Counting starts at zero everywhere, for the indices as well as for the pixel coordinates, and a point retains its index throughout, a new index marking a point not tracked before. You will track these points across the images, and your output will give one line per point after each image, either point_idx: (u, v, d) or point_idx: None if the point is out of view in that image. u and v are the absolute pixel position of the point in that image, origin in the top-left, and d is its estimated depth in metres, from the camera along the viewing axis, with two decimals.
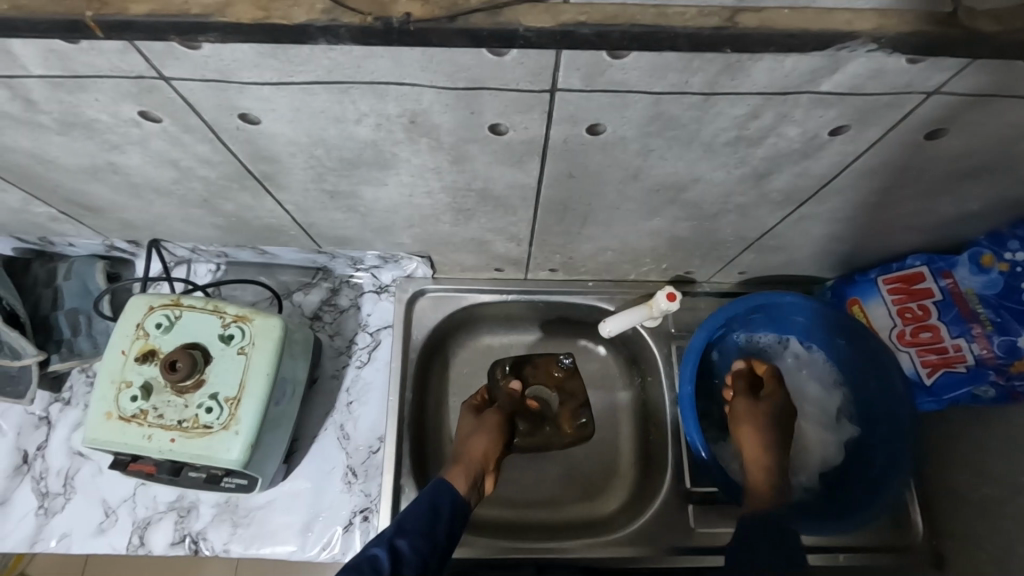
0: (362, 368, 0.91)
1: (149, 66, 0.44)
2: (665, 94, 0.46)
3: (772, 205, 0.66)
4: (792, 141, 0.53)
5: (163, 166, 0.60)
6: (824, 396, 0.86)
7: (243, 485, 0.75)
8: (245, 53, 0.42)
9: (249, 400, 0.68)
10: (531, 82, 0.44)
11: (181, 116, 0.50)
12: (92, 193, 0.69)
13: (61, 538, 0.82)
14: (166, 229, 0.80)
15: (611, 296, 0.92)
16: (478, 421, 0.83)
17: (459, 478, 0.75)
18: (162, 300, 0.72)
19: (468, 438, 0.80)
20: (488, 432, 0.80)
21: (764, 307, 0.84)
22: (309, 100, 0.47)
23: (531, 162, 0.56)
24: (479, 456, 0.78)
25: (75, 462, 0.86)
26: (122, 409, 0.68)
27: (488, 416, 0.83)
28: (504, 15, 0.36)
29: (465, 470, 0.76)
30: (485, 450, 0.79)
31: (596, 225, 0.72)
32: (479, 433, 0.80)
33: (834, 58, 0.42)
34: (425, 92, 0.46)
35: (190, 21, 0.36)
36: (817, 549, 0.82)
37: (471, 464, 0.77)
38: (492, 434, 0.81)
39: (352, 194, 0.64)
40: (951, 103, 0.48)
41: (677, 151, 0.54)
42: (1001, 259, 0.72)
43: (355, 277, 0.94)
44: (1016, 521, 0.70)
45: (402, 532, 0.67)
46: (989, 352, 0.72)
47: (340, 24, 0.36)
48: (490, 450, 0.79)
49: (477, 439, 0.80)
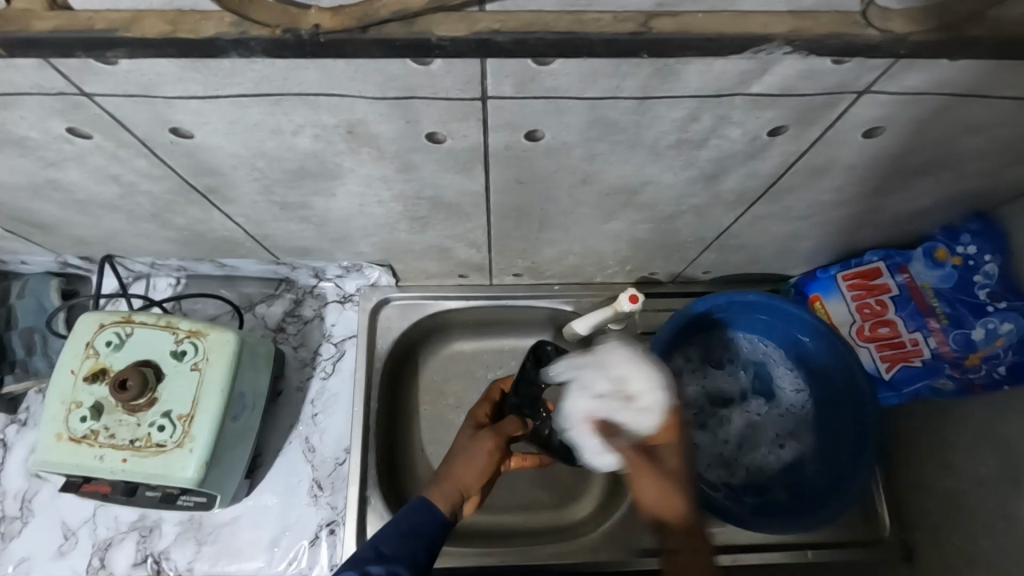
0: (327, 379, 0.90)
1: (70, 82, 0.43)
2: (600, 99, 0.46)
3: (725, 205, 0.66)
4: (734, 142, 0.53)
5: (104, 181, 0.59)
6: (751, 428, 0.86)
7: (203, 503, 0.73)
8: (166, 68, 0.41)
9: (202, 417, 0.67)
10: (463, 90, 0.44)
11: (113, 131, 0.49)
12: (37, 210, 0.67)
13: (19, 562, 0.81)
14: (118, 245, 0.78)
15: (578, 299, 0.92)
16: (473, 437, 0.75)
17: (443, 498, 0.67)
18: (113, 317, 0.70)
19: (456, 460, 0.72)
20: (484, 457, 0.72)
21: (726, 306, 0.83)
22: (242, 113, 0.46)
23: (478, 169, 0.56)
24: (463, 484, 0.70)
25: (33, 485, 0.84)
26: (72, 429, 0.67)
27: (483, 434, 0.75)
28: (418, 25, 0.35)
29: (450, 490, 0.68)
30: (470, 476, 0.71)
31: (554, 230, 0.71)
32: (472, 455, 0.72)
33: (760, 60, 0.42)
34: (358, 103, 0.45)
35: (96, 36, 0.35)
36: (787, 546, 0.82)
37: (457, 485, 0.69)
38: (483, 461, 0.72)
39: (304, 205, 0.64)
40: (885, 103, 0.48)
41: (622, 155, 0.54)
42: (953, 253, 0.73)
43: (319, 287, 0.93)
44: (977, 514, 0.71)
45: (380, 559, 0.59)
46: (946, 346, 0.73)
47: (251, 37, 0.35)
48: (479, 479, 0.71)
49: (468, 463, 0.72)
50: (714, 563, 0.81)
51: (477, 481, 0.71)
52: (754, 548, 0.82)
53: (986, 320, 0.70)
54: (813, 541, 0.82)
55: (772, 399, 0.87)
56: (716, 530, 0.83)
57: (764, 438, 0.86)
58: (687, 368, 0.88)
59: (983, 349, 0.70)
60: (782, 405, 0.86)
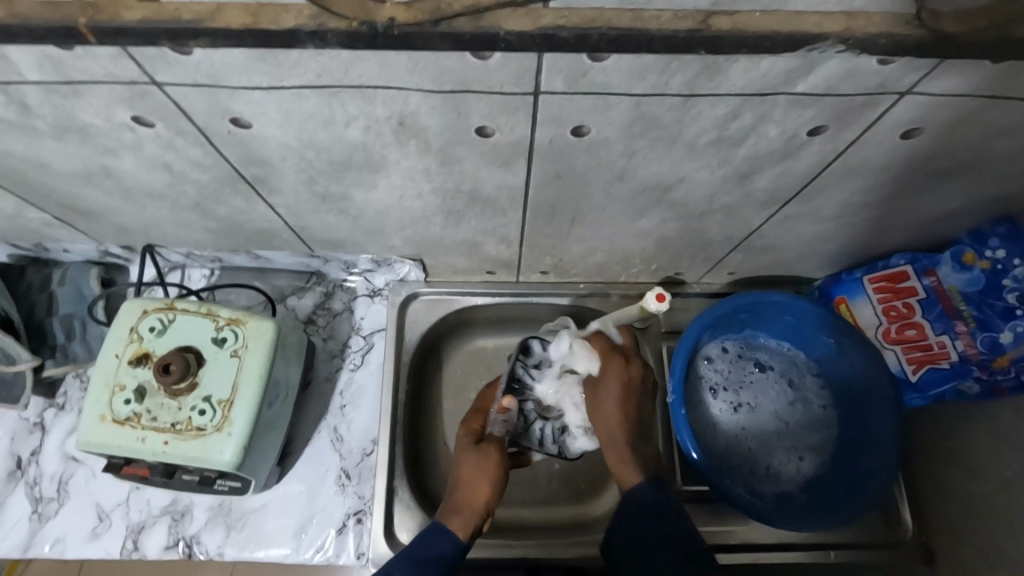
0: (356, 371, 0.92)
1: (142, 71, 0.45)
2: (647, 96, 0.47)
3: (756, 205, 0.67)
4: (772, 141, 0.54)
5: (157, 169, 0.61)
6: (774, 435, 0.85)
7: (237, 487, 0.75)
8: (236, 58, 0.43)
9: (242, 402, 0.69)
10: (516, 84, 0.46)
11: (174, 121, 0.51)
12: (87, 197, 0.69)
13: (55, 542, 0.83)
14: (159, 234, 0.80)
15: (603, 297, 0.93)
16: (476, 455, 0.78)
17: (457, 524, 0.73)
18: (156, 303, 0.72)
19: (462, 479, 0.77)
20: (491, 471, 0.77)
21: (753, 308, 0.84)
22: (300, 103, 0.48)
23: (519, 164, 0.57)
24: (480, 501, 0.75)
25: (69, 467, 0.86)
26: (116, 412, 0.69)
27: (485, 450, 0.78)
28: (486, 19, 0.37)
29: (463, 514, 0.74)
30: (481, 492, 0.75)
31: (586, 226, 0.73)
32: (480, 471, 0.77)
33: (807, 60, 0.43)
34: (412, 96, 0.47)
35: (182, 26, 0.37)
36: (808, 546, 0.83)
37: (469, 507, 0.74)
38: (493, 475, 0.77)
39: (344, 196, 0.65)
40: (925, 104, 0.49)
41: (662, 152, 0.56)
42: (981, 256, 0.73)
43: (348, 280, 0.94)
44: (1001, 515, 0.71)
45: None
46: (973, 348, 0.73)
47: (327, 29, 0.37)
48: (494, 493, 0.76)
49: (477, 483, 0.76)
50: (736, 561, 0.82)
51: (494, 495, 0.76)
52: (774, 546, 0.82)
53: (1014, 323, 0.71)
54: (833, 542, 0.83)
55: (801, 403, 0.86)
56: (737, 527, 0.84)
57: (785, 447, 0.84)
58: (719, 355, 0.89)
59: (1012, 352, 0.71)
60: (809, 408, 0.85)
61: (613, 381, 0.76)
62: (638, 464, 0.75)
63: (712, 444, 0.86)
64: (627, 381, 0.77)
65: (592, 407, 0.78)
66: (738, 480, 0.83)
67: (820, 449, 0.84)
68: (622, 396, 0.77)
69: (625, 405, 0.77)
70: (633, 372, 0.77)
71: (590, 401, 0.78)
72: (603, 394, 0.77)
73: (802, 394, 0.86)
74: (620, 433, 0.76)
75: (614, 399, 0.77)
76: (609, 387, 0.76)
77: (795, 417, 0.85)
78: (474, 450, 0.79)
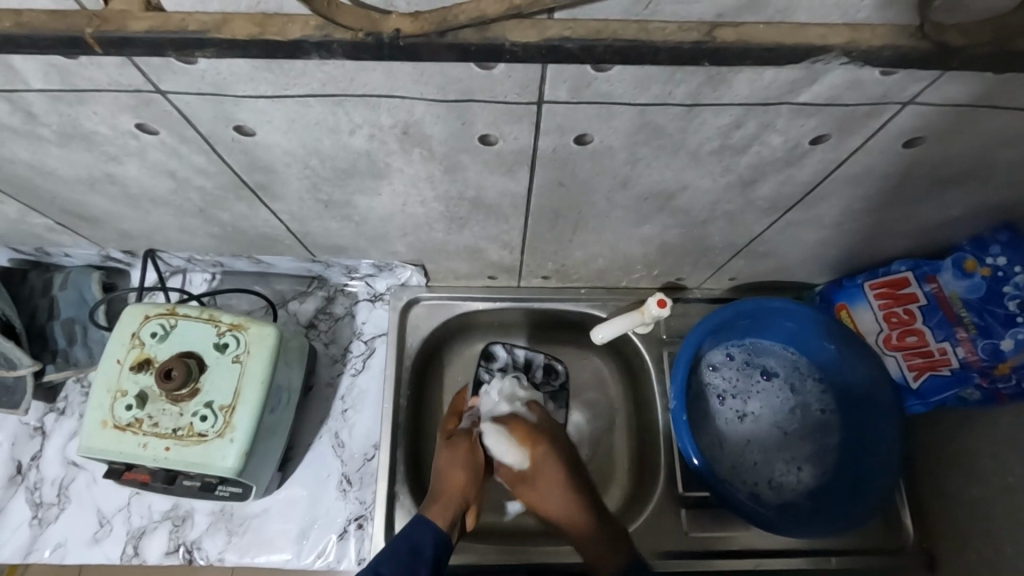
0: (357, 375, 0.92)
1: (146, 80, 0.45)
2: (651, 105, 0.47)
3: (758, 212, 0.67)
4: (775, 149, 0.54)
5: (160, 176, 0.61)
6: (776, 443, 0.85)
7: (238, 494, 0.75)
8: (242, 68, 0.43)
9: (243, 408, 0.69)
10: (520, 94, 0.46)
11: (179, 129, 0.52)
12: (90, 203, 0.69)
13: (56, 547, 0.83)
14: (162, 239, 0.80)
15: (605, 303, 0.93)
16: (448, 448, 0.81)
17: (436, 516, 0.73)
18: (158, 309, 0.72)
19: (439, 472, 0.79)
20: (464, 459, 0.79)
21: (754, 315, 0.84)
22: (305, 112, 0.48)
23: (522, 171, 0.58)
24: (457, 492, 0.77)
25: (70, 472, 0.86)
26: (118, 418, 0.69)
27: (457, 441, 0.81)
28: (492, 31, 0.38)
29: (441, 506, 0.75)
30: (457, 483, 0.77)
31: (588, 233, 0.73)
32: (453, 463, 0.79)
33: (810, 70, 0.43)
34: (417, 105, 0.47)
35: (188, 36, 0.37)
36: (809, 552, 0.83)
37: (446, 499, 0.75)
38: (467, 465, 0.79)
39: (348, 203, 0.66)
40: (927, 113, 0.49)
41: (665, 159, 0.56)
42: (983, 263, 0.73)
43: (350, 285, 0.94)
44: (1004, 522, 0.71)
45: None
46: (974, 355, 0.73)
47: (333, 40, 0.38)
48: (470, 484, 0.78)
49: (453, 474, 0.78)
50: (738, 567, 0.82)
51: (471, 487, 0.78)
52: (775, 552, 0.82)
53: (1015, 330, 0.71)
54: (835, 548, 0.83)
55: (803, 412, 0.86)
56: (739, 533, 0.83)
57: (787, 454, 0.85)
58: (724, 359, 0.89)
59: (1013, 359, 0.71)
60: (811, 415, 0.85)
61: (539, 458, 0.80)
62: (589, 516, 0.78)
63: (714, 450, 0.86)
64: (556, 458, 0.81)
65: (537, 495, 0.80)
66: (740, 486, 0.84)
67: (823, 457, 0.83)
68: (558, 473, 0.80)
69: (568, 491, 0.79)
70: (555, 452, 0.81)
71: (527, 492, 0.81)
72: (543, 483, 0.80)
73: (804, 402, 0.86)
74: (575, 512, 0.78)
75: (554, 484, 0.79)
76: (545, 472, 0.80)
77: (796, 424, 0.85)
78: (447, 445, 0.81)
